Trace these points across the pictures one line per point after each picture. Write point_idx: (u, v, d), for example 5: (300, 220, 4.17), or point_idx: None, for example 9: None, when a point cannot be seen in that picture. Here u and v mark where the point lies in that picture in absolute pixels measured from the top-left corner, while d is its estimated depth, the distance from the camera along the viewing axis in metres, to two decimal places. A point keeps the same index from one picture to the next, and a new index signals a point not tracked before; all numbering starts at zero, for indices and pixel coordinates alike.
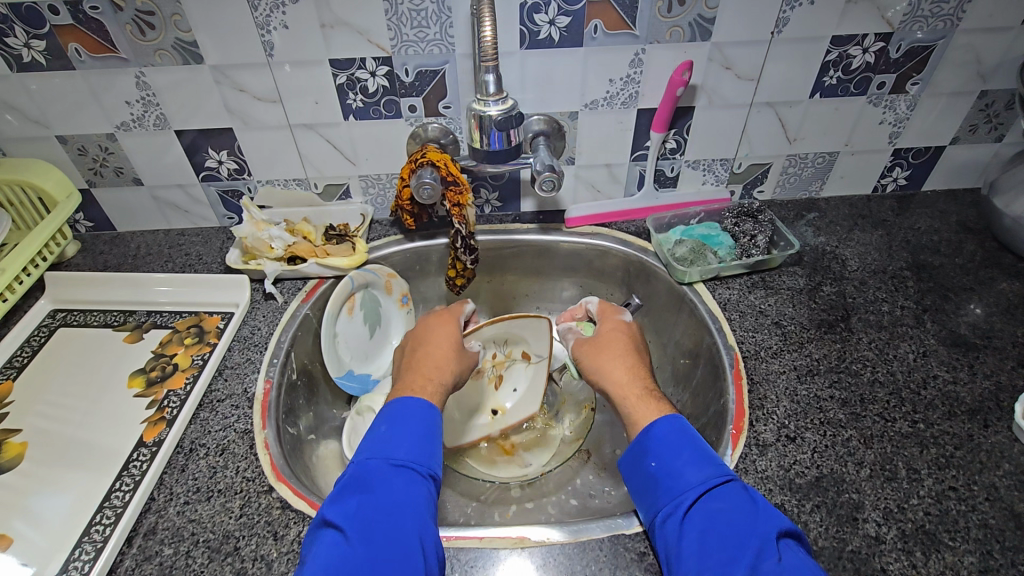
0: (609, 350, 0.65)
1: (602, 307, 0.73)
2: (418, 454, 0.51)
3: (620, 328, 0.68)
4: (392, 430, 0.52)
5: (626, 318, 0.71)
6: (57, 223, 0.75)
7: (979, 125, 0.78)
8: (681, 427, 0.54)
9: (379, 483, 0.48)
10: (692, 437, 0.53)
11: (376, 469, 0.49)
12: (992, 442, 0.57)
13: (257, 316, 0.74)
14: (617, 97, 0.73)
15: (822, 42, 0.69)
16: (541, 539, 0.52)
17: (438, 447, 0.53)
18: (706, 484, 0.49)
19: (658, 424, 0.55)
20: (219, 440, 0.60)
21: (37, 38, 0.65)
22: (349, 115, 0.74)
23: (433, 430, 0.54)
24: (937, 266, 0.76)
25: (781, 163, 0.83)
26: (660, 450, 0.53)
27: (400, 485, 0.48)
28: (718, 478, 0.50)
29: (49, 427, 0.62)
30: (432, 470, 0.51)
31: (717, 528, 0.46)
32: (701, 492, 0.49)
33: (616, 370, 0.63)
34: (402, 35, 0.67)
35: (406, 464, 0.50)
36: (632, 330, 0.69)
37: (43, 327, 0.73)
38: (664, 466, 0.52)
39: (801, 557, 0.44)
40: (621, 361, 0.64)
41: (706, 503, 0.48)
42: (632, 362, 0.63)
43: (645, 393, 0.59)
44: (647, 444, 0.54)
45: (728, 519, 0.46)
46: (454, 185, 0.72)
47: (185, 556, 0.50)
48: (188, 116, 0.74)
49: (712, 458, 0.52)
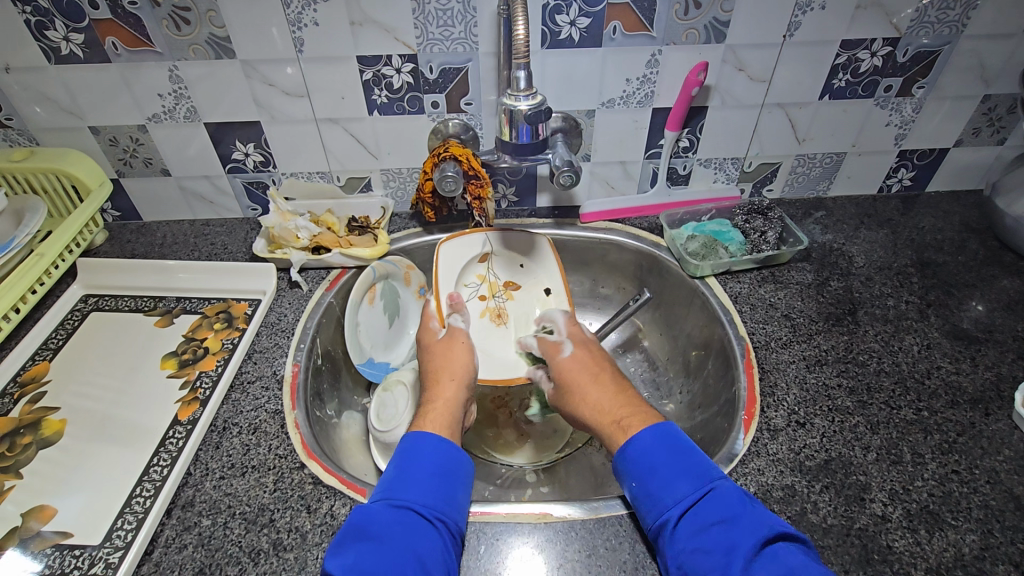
0: (568, 394, 0.65)
1: (545, 344, 0.73)
2: (425, 495, 0.51)
3: (568, 364, 0.68)
4: (401, 472, 0.53)
5: (568, 348, 0.71)
6: (90, 210, 0.77)
7: (982, 128, 0.81)
8: (657, 436, 0.55)
9: (382, 532, 0.48)
10: (672, 448, 0.54)
11: (381, 513, 0.49)
12: (993, 430, 0.59)
13: (283, 303, 0.76)
14: (632, 96, 0.76)
15: (831, 46, 0.71)
16: (562, 515, 0.55)
17: (454, 489, 0.53)
18: (686, 501, 0.50)
19: (637, 437, 0.55)
20: (251, 419, 0.62)
21: (75, 31, 0.68)
22: (374, 110, 0.76)
23: (445, 465, 0.54)
24: (941, 263, 0.79)
25: (790, 163, 0.85)
26: (638, 469, 0.53)
27: (400, 530, 0.48)
28: (698, 492, 0.50)
29: (85, 406, 0.64)
30: (439, 512, 0.50)
31: (704, 544, 0.47)
32: (683, 510, 0.49)
33: (585, 411, 0.63)
34: (428, 33, 0.69)
35: (410, 508, 0.50)
36: (572, 360, 0.69)
37: (76, 311, 0.76)
38: (643, 487, 0.52)
39: (790, 556, 0.45)
40: (584, 401, 0.63)
41: (689, 519, 0.49)
42: (596, 397, 0.62)
43: (615, 424, 0.59)
44: (627, 465, 0.54)
45: (715, 535, 0.47)
46: (475, 179, 0.75)
47: (223, 527, 0.53)
48: (217, 109, 0.76)
49: (691, 467, 0.52)
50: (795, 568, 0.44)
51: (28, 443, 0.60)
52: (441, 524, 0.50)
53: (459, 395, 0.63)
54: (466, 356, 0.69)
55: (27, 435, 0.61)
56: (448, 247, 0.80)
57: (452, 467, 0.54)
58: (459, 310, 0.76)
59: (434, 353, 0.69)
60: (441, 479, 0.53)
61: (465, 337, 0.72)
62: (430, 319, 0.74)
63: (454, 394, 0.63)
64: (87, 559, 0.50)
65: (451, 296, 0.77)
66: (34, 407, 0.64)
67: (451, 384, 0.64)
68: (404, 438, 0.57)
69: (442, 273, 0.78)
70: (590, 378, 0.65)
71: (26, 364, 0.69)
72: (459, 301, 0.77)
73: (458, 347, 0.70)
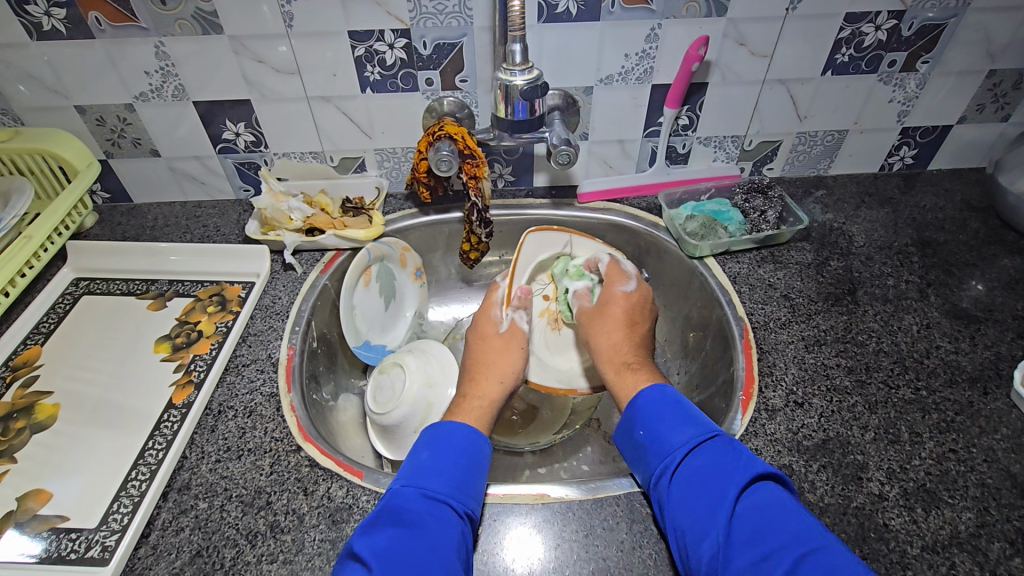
0: (599, 323, 0.67)
1: (611, 267, 0.72)
2: (457, 487, 0.51)
3: (620, 298, 0.68)
4: (434, 460, 0.53)
5: (630, 285, 0.69)
6: (77, 192, 0.75)
7: (986, 104, 0.80)
8: (666, 390, 0.56)
9: (416, 518, 0.47)
10: (676, 403, 0.55)
11: (414, 500, 0.49)
12: (991, 408, 0.59)
13: (277, 286, 0.75)
14: (631, 72, 0.74)
15: (835, 20, 0.70)
16: (559, 496, 0.55)
17: (479, 481, 0.53)
18: (691, 442, 0.51)
19: (644, 392, 0.57)
20: (246, 403, 0.62)
21: (57, 6, 0.65)
22: (367, 88, 0.75)
23: (475, 458, 0.54)
24: (942, 242, 0.78)
25: (791, 140, 0.84)
26: (646, 417, 0.54)
27: (435, 520, 0.48)
28: (700, 437, 0.51)
29: (78, 390, 0.64)
30: (468, 507, 0.50)
31: (702, 480, 0.48)
32: (686, 451, 0.50)
33: (601, 344, 0.65)
34: (421, 7, 0.67)
35: (443, 500, 0.49)
36: (634, 298, 0.68)
37: (67, 295, 0.75)
38: (652, 433, 0.53)
39: (778, 494, 0.46)
40: (608, 335, 0.65)
41: (692, 459, 0.50)
42: (620, 339, 0.64)
43: (625, 368, 0.61)
44: (635, 414, 0.55)
45: (712, 473, 0.48)
46: (471, 158, 0.73)
47: (220, 510, 0.53)
48: (205, 86, 0.74)
49: (696, 417, 0.53)
50: (781, 503, 0.45)
51: (21, 427, 0.60)
52: (467, 519, 0.50)
53: (499, 394, 0.62)
54: (518, 359, 0.66)
55: (20, 419, 0.60)
56: (535, 237, 0.76)
57: (481, 460, 0.54)
58: (527, 305, 0.70)
59: (489, 347, 0.66)
60: (471, 469, 0.53)
61: (525, 340, 0.68)
62: (493, 306, 0.70)
63: (497, 396, 0.62)
64: (84, 542, 0.50)
65: (521, 289, 0.71)
66: (27, 392, 0.63)
67: (496, 386, 0.62)
68: (437, 425, 0.56)
69: (519, 265, 0.74)
70: (614, 322, 0.66)
71: (18, 348, 0.68)
72: (527, 296, 0.71)
73: (514, 351, 0.66)
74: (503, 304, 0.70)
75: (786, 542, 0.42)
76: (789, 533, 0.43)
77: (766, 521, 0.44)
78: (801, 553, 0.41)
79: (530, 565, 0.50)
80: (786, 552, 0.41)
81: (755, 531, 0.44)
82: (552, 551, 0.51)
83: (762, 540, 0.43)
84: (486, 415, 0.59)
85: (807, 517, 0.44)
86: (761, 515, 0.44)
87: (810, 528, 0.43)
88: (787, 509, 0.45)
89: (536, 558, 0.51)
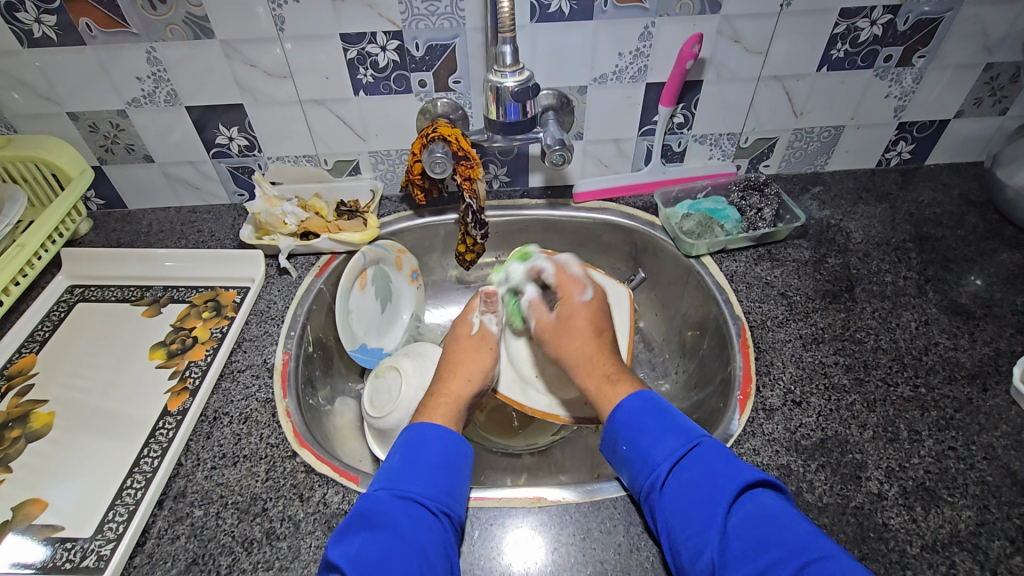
0: (564, 338, 0.64)
1: (561, 275, 0.68)
2: (429, 486, 0.51)
3: (580, 310, 0.65)
4: (405, 462, 0.52)
5: (587, 293, 0.67)
6: (71, 200, 0.75)
7: (984, 98, 0.79)
8: (644, 402, 0.56)
9: (386, 520, 0.47)
10: (658, 411, 0.55)
11: (385, 503, 0.49)
12: (991, 405, 0.59)
13: (272, 290, 0.75)
14: (625, 71, 0.73)
15: (830, 15, 0.69)
16: (555, 498, 0.54)
17: (453, 481, 0.52)
18: (676, 454, 0.51)
19: (624, 403, 0.56)
20: (242, 409, 0.61)
21: (47, 13, 0.65)
22: (360, 90, 0.74)
23: (450, 457, 0.54)
24: (940, 238, 0.78)
25: (788, 137, 0.83)
26: (629, 433, 0.54)
27: (407, 520, 0.48)
28: (685, 446, 0.51)
29: (73, 398, 0.63)
30: (443, 506, 0.50)
31: (690, 494, 0.48)
32: (671, 464, 0.51)
33: (571, 360, 0.63)
34: (413, 8, 0.67)
35: (414, 499, 0.49)
36: (594, 308, 0.66)
37: (62, 302, 0.75)
38: (634, 448, 0.53)
39: (768, 499, 0.47)
40: (577, 351, 0.62)
41: (677, 472, 0.50)
42: (592, 350, 0.62)
43: (604, 381, 0.59)
44: (616, 428, 0.55)
45: (699, 486, 0.48)
46: (465, 159, 0.72)
47: (215, 518, 0.53)
48: (198, 91, 0.74)
49: (678, 426, 0.53)
50: (770, 509, 0.46)
51: (17, 437, 0.60)
52: (445, 517, 0.50)
53: (464, 393, 0.62)
54: (489, 360, 0.65)
55: (15, 429, 0.60)
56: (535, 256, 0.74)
57: (456, 460, 0.54)
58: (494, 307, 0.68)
59: (461, 348, 0.66)
60: (444, 467, 0.53)
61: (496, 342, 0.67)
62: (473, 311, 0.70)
63: (465, 393, 0.62)
64: (79, 552, 0.50)
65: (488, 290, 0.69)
66: (22, 401, 0.63)
67: (463, 382, 0.62)
68: (407, 429, 0.56)
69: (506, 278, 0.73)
70: (590, 334, 0.63)
71: (13, 356, 0.68)
72: (496, 299, 0.68)
73: (486, 352, 0.66)
74: (479, 307, 0.69)
75: (785, 554, 0.43)
76: (787, 545, 0.43)
77: (757, 531, 0.45)
78: (799, 566, 0.42)
79: (528, 568, 0.50)
80: (785, 565, 0.42)
81: (751, 545, 0.44)
82: (549, 554, 0.51)
83: (759, 553, 0.44)
84: (454, 412, 0.59)
85: (796, 517, 0.45)
86: (755, 524, 0.45)
87: (805, 536, 0.44)
88: (782, 518, 0.45)
89: (533, 561, 0.51)
